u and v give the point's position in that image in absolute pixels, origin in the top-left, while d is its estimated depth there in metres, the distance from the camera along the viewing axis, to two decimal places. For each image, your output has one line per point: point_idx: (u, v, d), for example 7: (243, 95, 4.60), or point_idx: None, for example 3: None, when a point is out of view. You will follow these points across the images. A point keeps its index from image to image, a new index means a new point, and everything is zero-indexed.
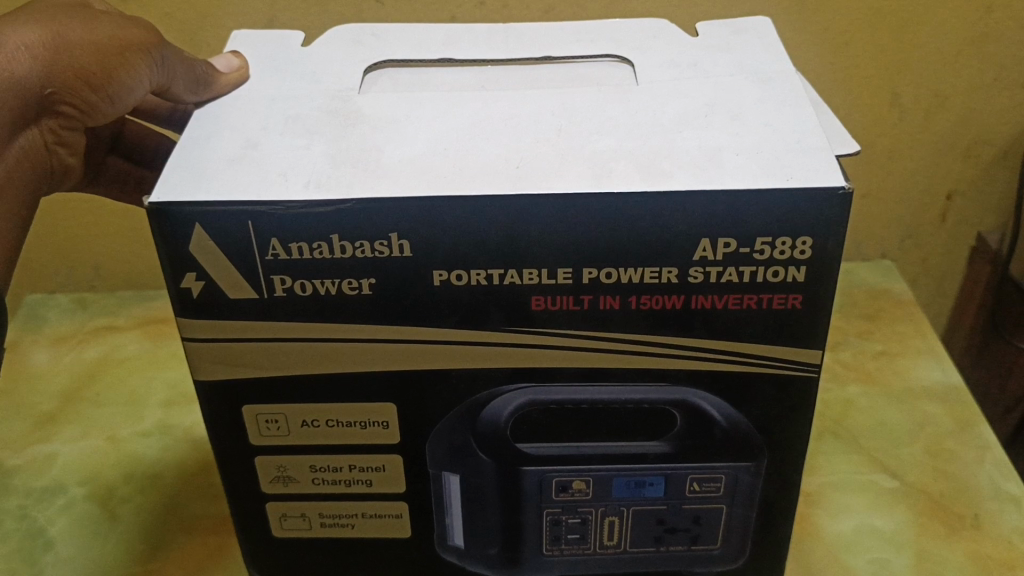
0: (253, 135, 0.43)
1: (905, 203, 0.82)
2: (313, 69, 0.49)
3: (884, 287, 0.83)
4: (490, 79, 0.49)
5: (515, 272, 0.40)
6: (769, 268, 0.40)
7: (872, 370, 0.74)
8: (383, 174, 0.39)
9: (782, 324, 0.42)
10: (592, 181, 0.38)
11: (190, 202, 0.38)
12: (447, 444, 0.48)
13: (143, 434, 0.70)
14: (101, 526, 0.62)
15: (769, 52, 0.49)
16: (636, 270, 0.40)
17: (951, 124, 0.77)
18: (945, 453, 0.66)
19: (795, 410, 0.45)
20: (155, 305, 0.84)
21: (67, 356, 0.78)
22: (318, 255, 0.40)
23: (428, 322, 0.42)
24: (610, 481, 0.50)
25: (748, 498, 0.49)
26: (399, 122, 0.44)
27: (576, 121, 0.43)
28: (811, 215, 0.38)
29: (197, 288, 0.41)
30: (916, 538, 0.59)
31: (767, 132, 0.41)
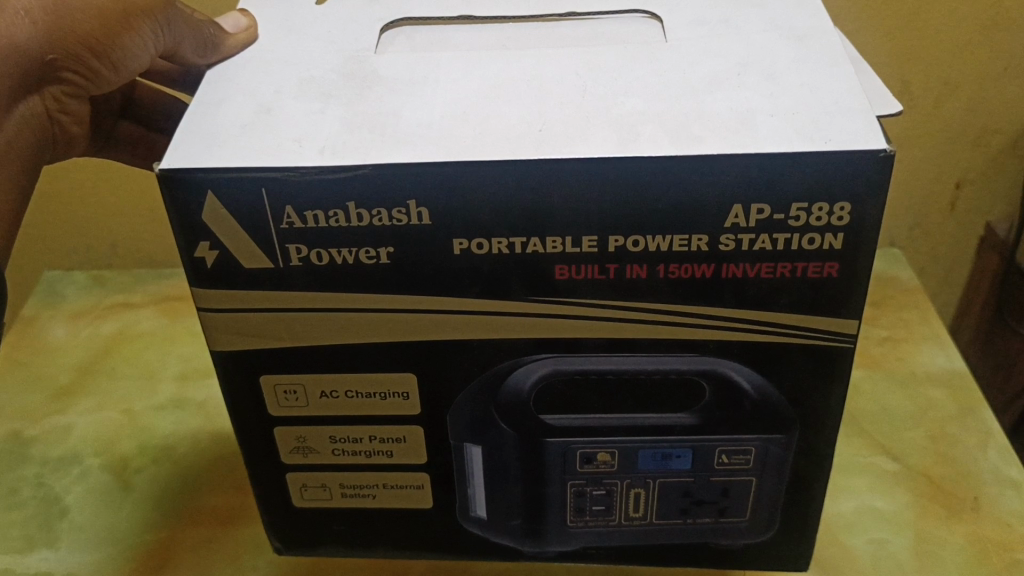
0: (268, 98, 0.44)
1: (917, 191, 0.82)
2: (330, 28, 0.50)
3: (892, 273, 0.83)
4: (513, 38, 0.50)
5: (538, 241, 0.41)
6: (804, 235, 0.40)
7: (877, 355, 0.74)
8: (400, 141, 0.40)
9: (817, 293, 0.42)
10: (618, 145, 0.39)
11: (204, 168, 0.39)
12: (468, 415, 0.49)
13: (158, 406, 0.71)
14: (116, 495, 0.64)
15: (806, 9, 0.48)
16: (663, 238, 0.40)
17: (960, 113, 0.78)
18: (948, 436, 0.66)
19: (825, 382, 0.45)
20: (171, 282, 0.85)
21: (85, 330, 0.79)
22: (333, 224, 0.40)
23: (450, 291, 0.43)
24: (636, 454, 0.50)
25: (779, 471, 0.50)
26: (419, 84, 0.44)
27: (599, 83, 0.44)
28: (849, 183, 0.38)
29: (211, 257, 0.42)
30: (915, 518, 0.60)
31: (803, 95, 0.41)
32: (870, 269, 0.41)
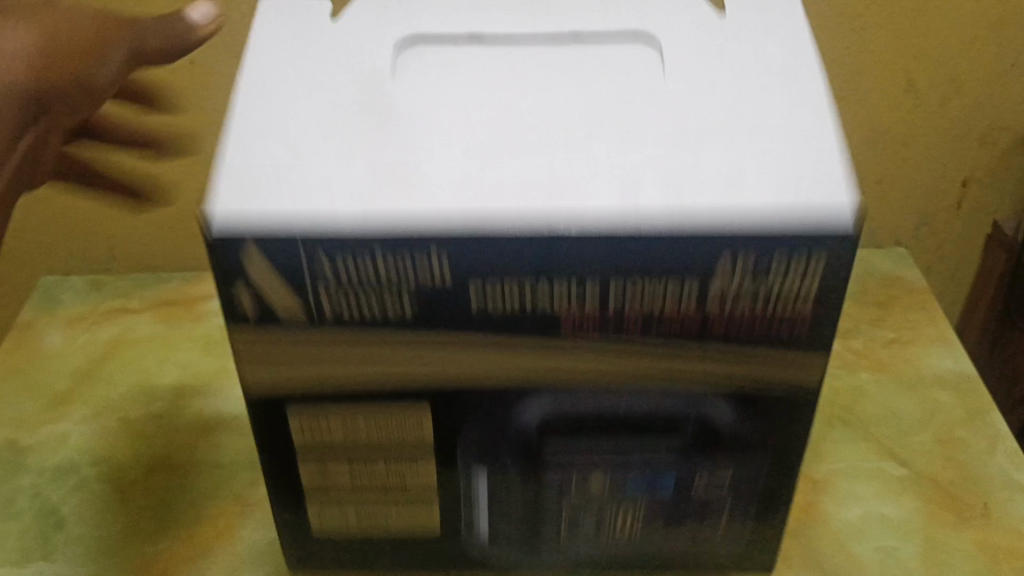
0: (293, 137, 0.43)
1: (922, 190, 0.81)
2: (354, 44, 0.49)
3: (897, 274, 0.79)
4: (519, 65, 0.48)
5: (545, 288, 0.42)
6: (784, 283, 0.41)
7: (884, 357, 0.72)
8: (423, 192, 0.40)
9: (787, 348, 0.44)
10: (620, 199, 0.40)
11: (245, 215, 0.39)
12: (471, 445, 0.48)
13: (155, 414, 0.70)
14: (115, 507, 0.63)
15: (788, 40, 0.49)
16: (659, 288, 0.41)
17: (964, 112, 0.77)
18: (956, 441, 0.65)
19: (795, 413, 0.47)
20: (170, 284, 0.82)
21: (82, 338, 0.76)
22: (361, 276, 0.41)
23: (466, 336, 0.43)
24: (631, 444, 0.49)
25: (791, 426, 0.47)
26: (431, 124, 0.44)
27: (604, 127, 0.44)
28: (825, 244, 0.39)
29: (250, 308, 0.42)
30: (924, 525, 0.60)
31: (790, 155, 0.42)
32: (836, 320, 0.42)
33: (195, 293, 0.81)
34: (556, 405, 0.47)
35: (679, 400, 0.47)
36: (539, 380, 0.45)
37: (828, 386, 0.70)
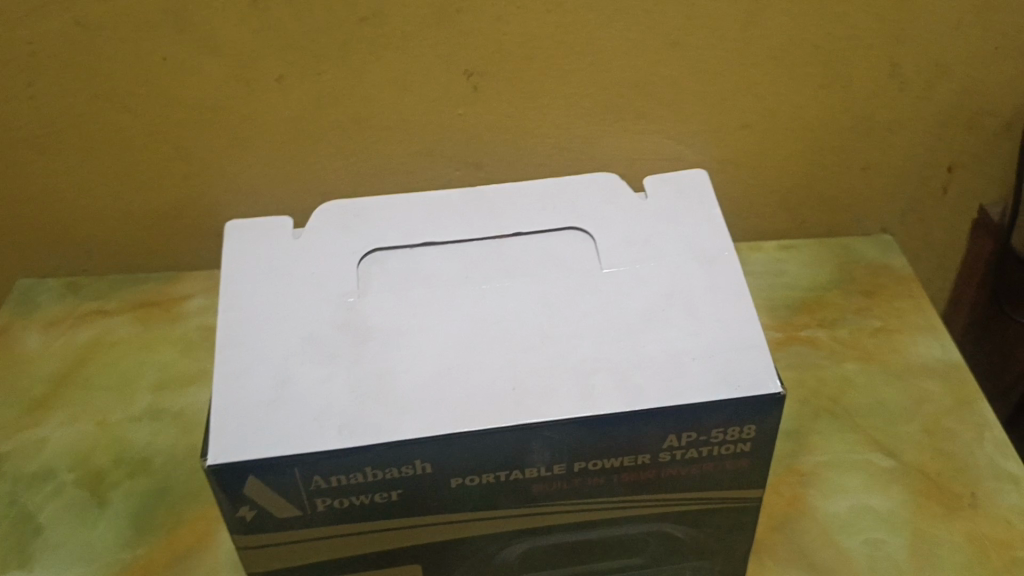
0: (279, 366, 0.44)
1: (908, 176, 0.76)
2: (316, 267, 0.49)
3: (883, 261, 0.77)
4: (475, 266, 0.49)
5: (518, 471, 0.43)
6: (722, 444, 0.43)
7: (871, 347, 0.70)
8: (405, 410, 0.42)
9: (733, 477, 0.45)
10: (578, 403, 0.42)
11: (248, 461, 0.40)
12: (415, 504, 0.44)
13: (133, 417, 0.69)
14: (93, 512, 0.62)
15: (710, 226, 0.50)
16: (614, 460, 0.43)
17: (952, 95, 0.70)
18: (943, 430, 0.64)
19: (762, 445, 0.44)
20: (147, 285, 0.79)
21: (60, 339, 0.75)
22: (353, 481, 0.42)
23: (445, 510, 0.44)
24: (601, 489, 0.45)
25: (762, 420, 0.42)
26: (405, 333, 0.45)
27: (556, 323, 0.46)
28: (759, 416, 0.42)
29: (251, 513, 0.42)
30: (911, 517, 0.59)
31: (717, 332, 0.45)
32: (771, 450, 0.44)
33: (176, 293, 0.78)
34: (506, 473, 0.43)
35: (632, 441, 0.42)
36: (483, 447, 0.41)
37: (814, 378, 0.69)
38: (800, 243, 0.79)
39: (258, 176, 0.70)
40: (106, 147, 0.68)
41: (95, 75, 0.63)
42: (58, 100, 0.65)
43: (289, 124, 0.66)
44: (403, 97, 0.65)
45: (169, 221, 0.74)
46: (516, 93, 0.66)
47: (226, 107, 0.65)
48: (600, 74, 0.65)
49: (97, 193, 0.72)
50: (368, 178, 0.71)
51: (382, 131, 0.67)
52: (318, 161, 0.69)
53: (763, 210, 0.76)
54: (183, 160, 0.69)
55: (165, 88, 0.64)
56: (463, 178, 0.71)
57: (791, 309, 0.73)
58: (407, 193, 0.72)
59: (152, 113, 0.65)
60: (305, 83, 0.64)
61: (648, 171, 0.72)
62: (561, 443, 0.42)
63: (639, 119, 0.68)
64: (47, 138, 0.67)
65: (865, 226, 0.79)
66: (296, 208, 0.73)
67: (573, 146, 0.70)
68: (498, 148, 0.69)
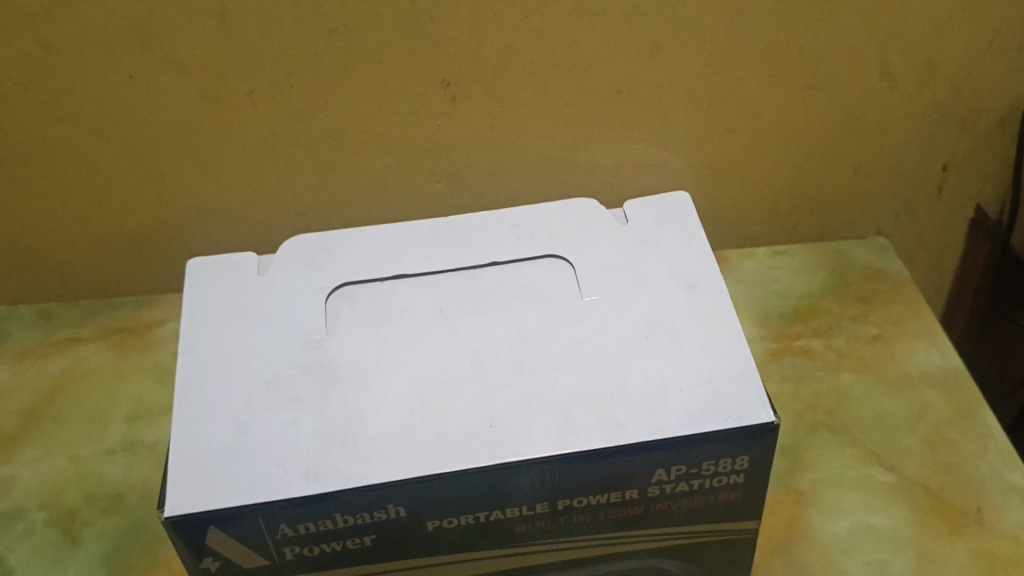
0: (240, 410, 0.42)
1: (901, 177, 0.73)
2: (282, 303, 0.46)
3: (879, 266, 0.75)
4: (448, 296, 0.46)
5: (498, 512, 0.40)
6: (713, 477, 0.41)
7: (868, 356, 0.68)
8: (374, 454, 0.39)
9: (725, 510, 0.43)
10: (558, 440, 0.39)
11: (204, 512, 0.38)
12: (390, 550, 0.41)
13: (107, 451, 0.66)
14: (64, 553, 0.60)
15: (695, 248, 0.48)
16: (600, 497, 0.41)
17: (943, 93, 0.67)
18: (946, 442, 0.62)
19: (757, 477, 0.41)
20: (123, 310, 0.75)
21: (30, 370, 0.72)
22: (322, 527, 0.40)
23: (423, 553, 0.42)
24: (588, 526, 0.42)
25: (755, 450, 0.40)
26: (374, 371, 0.43)
27: (533, 355, 0.43)
28: (751, 446, 0.40)
29: (215, 564, 0.40)
30: (915, 535, 0.57)
31: (703, 362, 0.42)
32: (766, 481, 0.42)
33: (152, 318, 0.75)
34: (486, 514, 0.40)
35: (618, 476, 0.40)
36: (460, 489, 0.39)
37: (810, 390, 0.66)
38: (792, 249, 0.76)
39: (232, 195, 0.67)
40: (74, 169, 0.65)
41: (57, 95, 0.60)
42: (21, 123, 0.62)
43: (260, 141, 0.64)
44: (377, 111, 0.63)
45: (144, 244, 0.71)
46: (494, 103, 0.63)
47: (194, 126, 0.62)
48: (580, 81, 0.62)
49: (67, 217, 0.69)
50: (345, 195, 0.68)
51: (356, 146, 0.65)
52: (291, 180, 0.67)
53: (753, 215, 0.74)
54: (153, 181, 0.66)
55: (131, 108, 0.61)
56: (444, 191, 0.69)
57: (784, 319, 0.71)
58: (386, 210, 0.69)
59: (119, 134, 0.63)
60: (275, 99, 0.61)
61: (634, 179, 0.70)
62: (544, 482, 0.40)
63: (622, 126, 0.66)
64: (12, 162, 0.64)
65: (858, 229, 0.77)
66: (270, 228, 0.70)
67: (555, 156, 0.67)
68: (478, 160, 0.67)
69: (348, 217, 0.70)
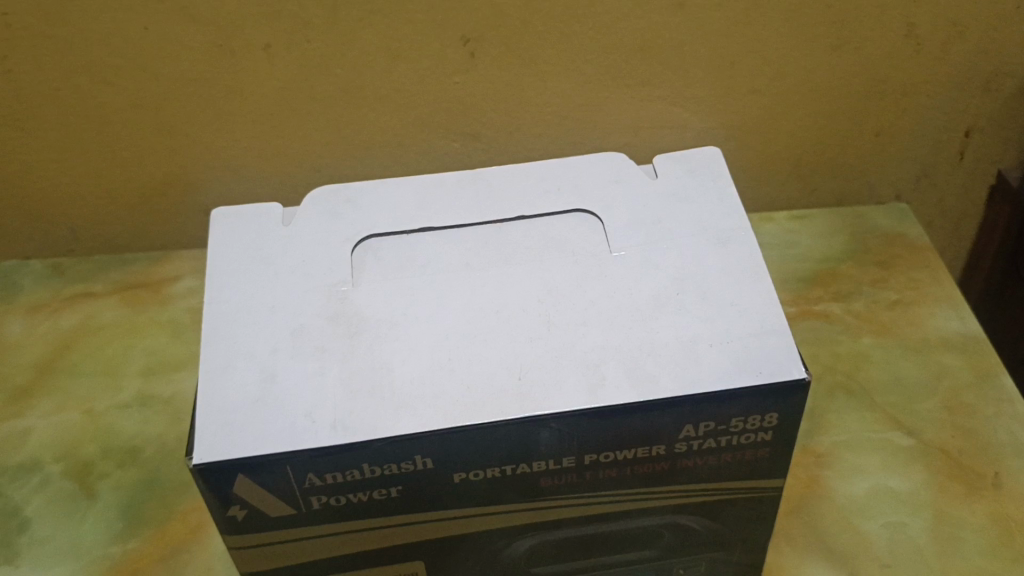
0: (266, 360, 0.42)
1: (923, 141, 0.72)
2: (307, 254, 0.46)
3: (900, 231, 0.74)
4: (474, 249, 0.46)
5: (525, 465, 0.41)
6: (741, 434, 0.41)
7: (887, 320, 0.68)
8: (402, 405, 0.39)
9: (751, 467, 0.43)
10: (587, 395, 0.39)
11: (232, 460, 0.38)
12: (417, 501, 0.42)
13: (122, 405, 0.66)
14: (81, 505, 0.60)
15: (725, 204, 0.47)
16: (627, 452, 0.41)
17: (969, 55, 0.65)
18: (965, 406, 0.62)
19: (786, 435, 0.42)
20: (135, 266, 0.74)
21: (44, 325, 0.71)
22: (349, 478, 0.40)
23: (449, 505, 0.42)
24: (614, 481, 0.42)
25: (785, 407, 0.40)
26: (400, 323, 0.43)
27: (561, 309, 0.43)
28: (781, 404, 0.40)
29: (242, 513, 0.40)
30: (933, 498, 0.57)
31: (734, 318, 0.42)
32: (794, 439, 0.42)
33: (164, 273, 0.74)
34: (513, 467, 0.41)
35: (646, 432, 0.40)
36: (487, 441, 0.39)
37: (829, 354, 0.66)
38: (812, 213, 0.76)
39: (246, 150, 0.66)
40: (88, 122, 0.64)
41: (71, 46, 0.59)
42: (34, 73, 0.61)
43: (276, 95, 0.63)
44: (396, 65, 0.61)
45: (159, 199, 0.70)
46: (514, 60, 0.62)
47: (209, 78, 0.61)
48: (602, 38, 0.61)
49: (80, 170, 0.68)
50: (361, 151, 0.67)
51: (373, 101, 0.64)
52: (306, 134, 0.66)
53: (772, 178, 0.73)
54: (168, 134, 0.65)
55: (146, 59, 0.60)
56: (461, 148, 0.68)
57: (803, 283, 0.70)
58: (403, 166, 0.68)
59: (134, 86, 0.62)
60: (292, 52, 0.60)
61: (654, 139, 0.69)
62: (571, 436, 0.40)
63: (644, 85, 0.65)
64: (25, 114, 0.63)
65: (878, 194, 0.75)
66: (283, 183, 0.69)
67: (575, 115, 0.66)
68: (497, 118, 0.66)
69: (363, 174, 0.69)
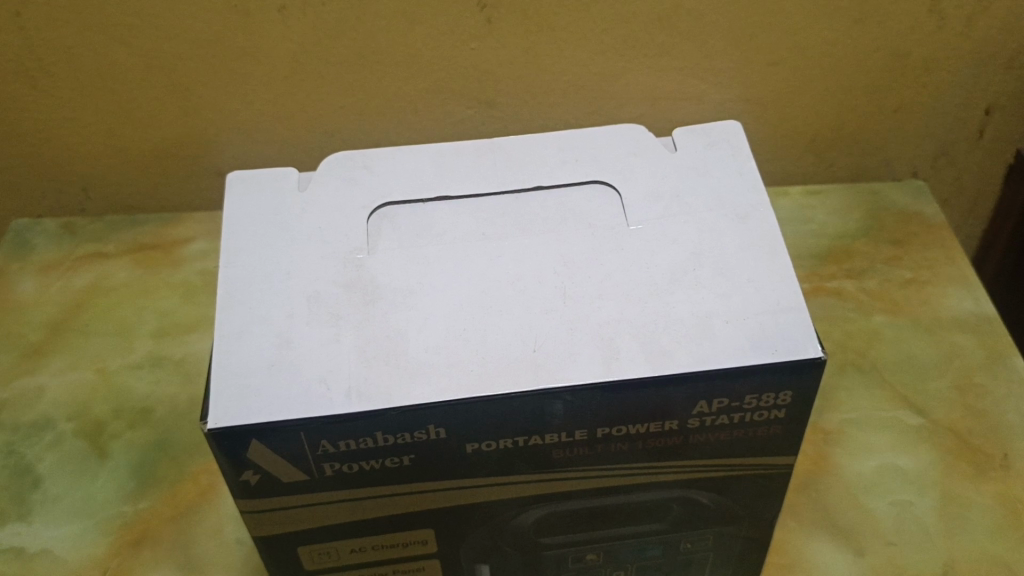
0: (281, 325, 0.42)
1: (942, 119, 0.71)
2: (322, 220, 0.46)
3: (915, 208, 0.73)
4: (490, 220, 0.46)
5: (537, 437, 0.41)
6: (754, 411, 0.41)
7: (900, 299, 0.68)
8: (416, 374, 0.39)
9: (761, 444, 0.43)
10: (601, 368, 0.39)
11: (246, 425, 0.38)
12: (429, 470, 0.42)
13: (133, 365, 0.66)
14: (93, 464, 0.61)
15: (744, 179, 0.47)
16: (639, 426, 0.41)
17: (993, 32, 0.64)
18: (976, 387, 0.62)
19: (798, 414, 0.42)
20: (147, 227, 0.74)
21: (56, 284, 0.72)
22: (362, 446, 0.40)
23: (460, 475, 0.42)
24: (626, 454, 0.43)
25: (799, 386, 0.40)
26: (415, 292, 0.43)
27: (577, 281, 0.43)
28: (794, 383, 0.40)
29: (254, 478, 0.41)
30: (940, 478, 0.57)
31: (751, 295, 0.42)
32: (806, 418, 0.42)
33: (176, 236, 0.74)
34: (525, 439, 0.41)
35: (660, 406, 0.40)
36: (501, 412, 0.39)
37: (841, 331, 0.66)
38: (827, 188, 0.75)
39: (260, 113, 0.66)
40: (101, 81, 0.64)
41: (86, 3, 0.59)
42: (49, 30, 0.60)
43: (289, 58, 0.62)
44: (411, 30, 0.61)
45: (170, 160, 0.70)
46: (530, 27, 0.61)
47: (223, 39, 0.61)
48: (621, 6, 0.60)
49: (94, 130, 0.67)
50: (375, 116, 0.67)
51: (388, 66, 0.63)
52: (320, 98, 0.65)
53: (788, 152, 0.72)
54: (182, 95, 0.65)
55: (160, 18, 0.59)
56: (475, 116, 0.67)
57: (817, 259, 0.70)
58: (417, 132, 0.68)
59: (148, 46, 0.61)
60: (307, 14, 0.59)
61: (671, 111, 0.68)
62: (585, 409, 0.40)
63: (662, 56, 0.64)
64: (40, 71, 0.63)
65: (895, 170, 0.75)
66: (296, 146, 0.69)
67: (592, 84, 0.65)
68: (513, 85, 0.65)
69: (376, 139, 0.68)
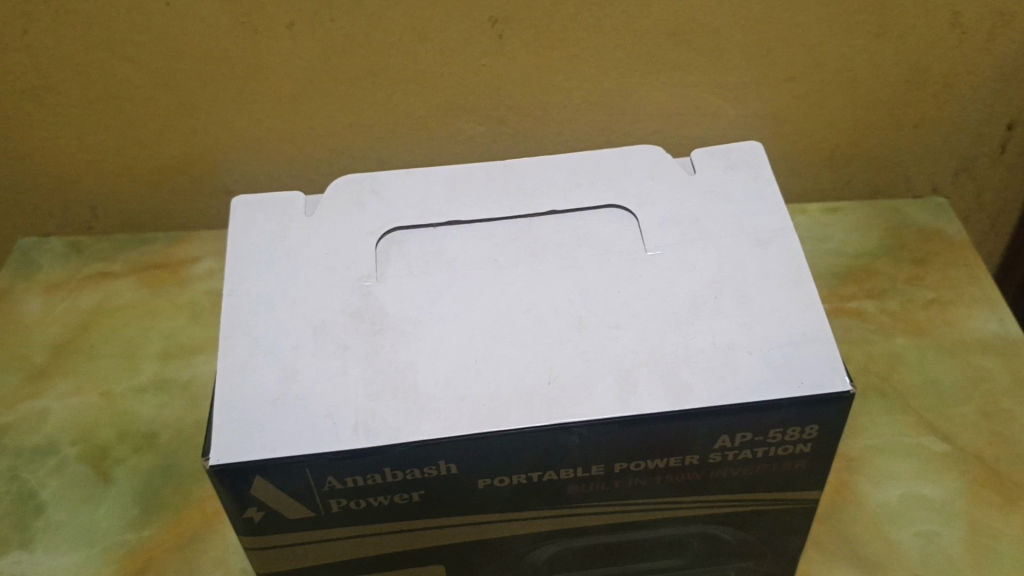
0: (287, 356, 0.41)
1: (963, 135, 0.69)
2: (328, 246, 0.44)
3: (937, 226, 0.72)
4: (503, 246, 0.44)
5: (552, 472, 0.39)
6: (778, 445, 0.40)
7: (923, 320, 0.66)
8: (426, 408, 0.38)
9: (785, 479, 0.42)
10: (619, 402, 0.38)
11: (251, 461, 0.37)
12: (440, 506, 0.40)
13: (139, 388, 0.65)
14: (97, 491, 0.59)
15: (765, 203, 0.45)
16: (659, 460, 0.40)
17: (1016, 46, 0.62)
18: (1002, 412, 0.60)
19: (824, 448, 0.40)
20: (154, 246, 0.73)
21: (62, 304, 0.71)
22: (370, 482, 0.38)
23: (471, 511, 0.41)
24: (644, 489, 0.41)
25: (826, 419, 0.39)
26: (425, 322, 0.41)
27: (593, 310, 0.41)
28: (820, 417, 0.39)
29: (259, 514, 0.39)
30: (967, 507, 0.56)
31: (775, 325, 0.40)
32: (832, 452, 0.40)
33: (183, 254, 0.73)
34: (540, 474, 0.39)
35: (680, 441, 0.39)
36: (516, 447, 0.38)
37: (862, 354, 0.64)
38: (847, 205, 0.74)
39: (267, 131, 0.65)
40: (106, 98, 0.63)
41: (92, 21, 0.58)
42: (55, 48, 0.59)
43: (296, 74, 0.61)
44: (420, 47, 0.60)
45: (176, 178, 0.69)
46: (541, 43, 0.60)
47: (229, 56, 0.60)
48: (635, 22, 0.59)
49: (99, 148, 0.66)
50: (384, 134, 0.65)
51: (396, 83, 0.62)
52: (328, 114, 0.64)
53: (807, 169, 0.71)
54: (188, 113, 0.64)
55: (167, 36, 0.58)
56: (485, 134, 0.66)
57: (837, 279, 0.68)
58: (427, 151, 0.66)
59: (154, 63, 0.60)
60: (313, 31, 0.58)
61: (687, 128, 0.67)
62: (601, 444, 0.38)
63: (676, 71, 0.62)
64: (45, 89, 0.62)
65: (914, 187, 0.73)
66: (303, 165, 0.67)
67: (605, 100, 0.64)
68: (524, 102, 0.64)
69: (385, 157, 0.67)
